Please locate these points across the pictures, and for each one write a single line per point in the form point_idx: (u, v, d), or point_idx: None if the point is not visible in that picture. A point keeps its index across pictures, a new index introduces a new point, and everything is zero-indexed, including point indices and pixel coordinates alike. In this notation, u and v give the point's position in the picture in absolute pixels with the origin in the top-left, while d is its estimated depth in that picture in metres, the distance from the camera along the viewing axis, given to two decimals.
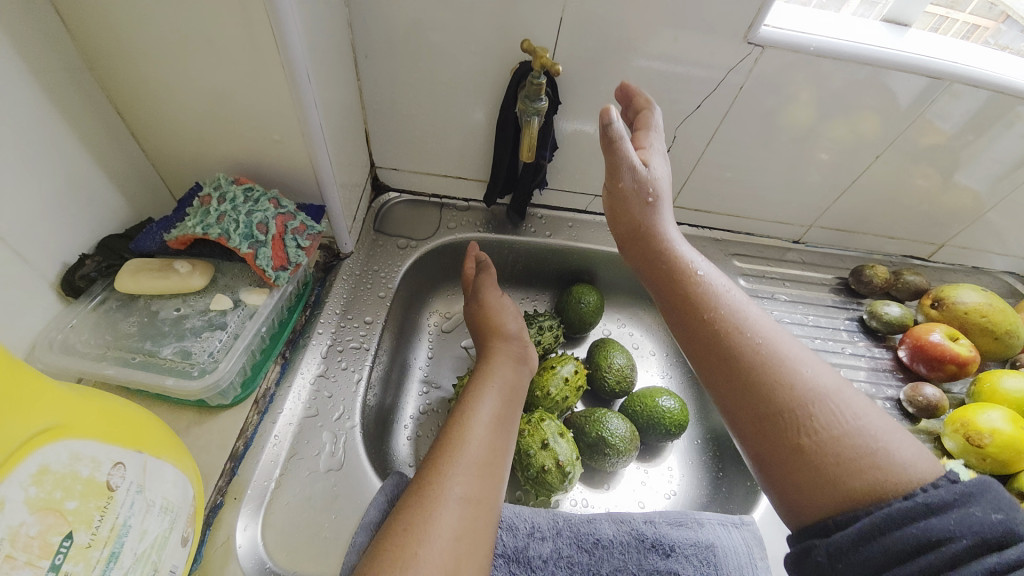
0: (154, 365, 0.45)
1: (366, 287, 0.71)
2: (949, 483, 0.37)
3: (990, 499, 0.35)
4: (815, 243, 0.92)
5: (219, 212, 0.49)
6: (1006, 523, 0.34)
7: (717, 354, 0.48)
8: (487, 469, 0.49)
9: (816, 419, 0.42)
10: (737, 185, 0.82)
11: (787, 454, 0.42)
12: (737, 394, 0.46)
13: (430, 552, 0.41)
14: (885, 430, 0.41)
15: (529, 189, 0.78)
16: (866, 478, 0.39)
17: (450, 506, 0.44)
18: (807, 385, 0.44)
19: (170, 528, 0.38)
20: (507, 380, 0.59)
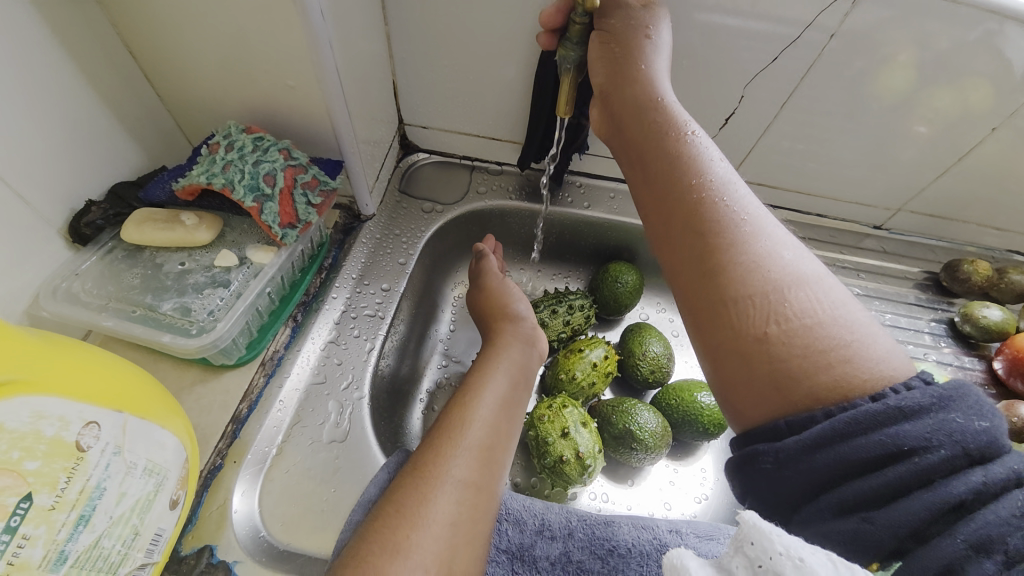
0: (152, 320, 0.43)
1: (386, 251, 0.67)
2: (926, 383, 0.31)
3: (967, 402, 0.31)
4: (900, 230, 0.78)
5: (225, 161, 0.46)
6: (991, 430, 0.30)
7: (690, 227, 0.41)
8: (488, 453, 0.44)
9: (789, 305, 0.36)
10: (812, 158, 0.70)
11: (744, 344, 0.37)
12: (701, 266, 0.40)
13: (423, 538, 0.37)
14: (862, 323, 0.36)
15: (569, 154, 0.70)
16: (834, 382, 0.33)
17: (449, 490, 0.40)
18: (785, 267, 0.38)
19: (155, 492, 0.37)
20: (513, 361, 0.53)
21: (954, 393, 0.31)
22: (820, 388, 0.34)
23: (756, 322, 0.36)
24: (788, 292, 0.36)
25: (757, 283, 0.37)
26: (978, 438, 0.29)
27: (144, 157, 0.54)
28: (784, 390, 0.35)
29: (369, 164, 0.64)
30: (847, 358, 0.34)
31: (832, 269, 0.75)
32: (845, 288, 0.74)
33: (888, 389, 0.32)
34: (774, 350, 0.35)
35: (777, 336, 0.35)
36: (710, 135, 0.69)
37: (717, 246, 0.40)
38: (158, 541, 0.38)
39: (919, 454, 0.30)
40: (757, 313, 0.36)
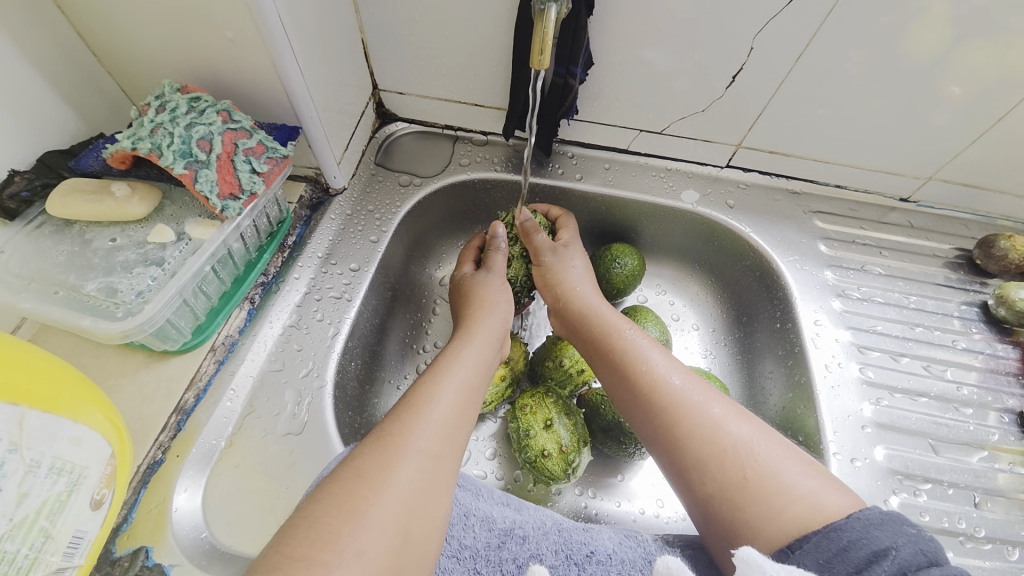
0: (76, 301, 0.40)
1: (358, 227, 0.62)
2: (866, 523, 0.34)
3: (898, 527, 0.34)
4: (930, 203, 0.70)
5: (153, 123, 0.42)
6: (919, 537, 0.34)
7: (664, 433, 0.44)
8: (454, 428, 0.40)
9: (751, 502, 0.38)
10: (832, 124, 0.62)
11: (727, 492, 0.39)
12: (678, 474, 0.43)
13: (383, 505, 0.34)
14: (784, 457, 0.40)
15: (553, 119, 0.64)
16: (808, 510, 0.37)
17: (412, 458, 0.37)
18: (734, 443, 0.41)
19: (68, 492, 0.34)
20: (481, 349, 0.49)
21: (891, 520, 0.34)
22: (794, 527, 0.36)
23: (752, 506, 0.38)
24: (738, 437, 0.41)
25: (733, 460, 0.40)
26: (927, 555, 0.33)
27: (82, 125, 0.49)
28: (756, 517, 0.38)
29: (337, 132, 0.58)
30: (776, 473, 0.39)
31: (852, 247, 0.68)
32: (866, 267, 0.67)
33: (842, 522, 0.35)
34: (761, 515, 0.38)
35: (754, 482, 0.39)
36: (714, 96, 0.61)
37: (696, 431, 0.42)
38: (79, 544, 0.35)
39: (885, 560, 0.33)
40: (717, 442, 0.41)
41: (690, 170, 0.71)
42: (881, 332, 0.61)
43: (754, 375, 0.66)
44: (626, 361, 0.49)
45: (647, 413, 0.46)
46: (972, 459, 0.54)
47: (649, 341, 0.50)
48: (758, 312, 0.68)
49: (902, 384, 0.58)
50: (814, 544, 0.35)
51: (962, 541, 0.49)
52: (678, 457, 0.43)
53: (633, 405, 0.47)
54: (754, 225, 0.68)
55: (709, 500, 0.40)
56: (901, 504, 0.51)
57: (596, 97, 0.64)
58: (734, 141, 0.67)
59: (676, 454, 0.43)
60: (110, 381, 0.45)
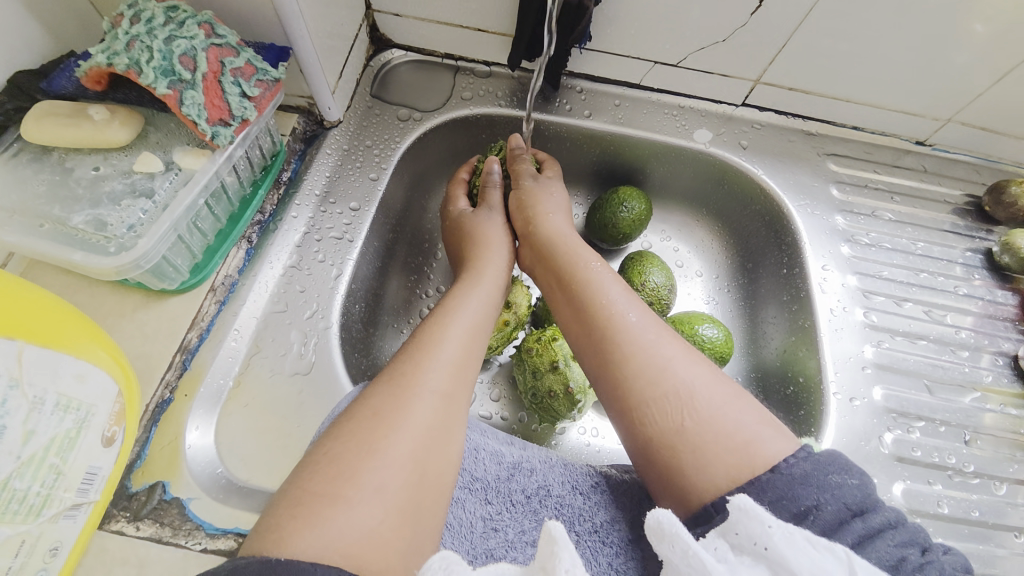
0: (63, 235, 0.37)
1: (356, 164, 0.58)
2: (834, 469, 0.35)
3: (860, 474, 0.36)
4: (945, 147, 0.68)
5: (129, 35, 0.37)
6: (877, 486, 0.36)
7: (613, 376, 0.44)
8: (465, 366, 0.40)
9: (692, 445, 0.39)
10: (859, 58, 0.58)
11: (669, 435, 0.40)
12: (619, 414, 0.43)
13: (399, 439, 0.34)
14: (734, 403, 0.40)
15: (565, 48, 0.59)
16: (748, 453, 0.37)
17: (424, 395, 0.37)
18: (679, 388, 0.41)
19: (77, 429, 0.33)
20: (490, 292, 0.48)
21: (854, 467, 0.36)
22: (729, 468, 0.37)
23: (690, 447, 0.39)
24: (680, 381, 0.41)
25: (673, 404, 0.40)
26: (896, 516, 0.34)
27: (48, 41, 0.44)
28: (692, 460, 0.38)
29: (330, 57, 0.54)
30: (720, 420, 0.39)
31: (864, 191, 0.67)
32: (876, 213, 0.66)
33: (786, 464, 0.36)
34: (698, 457, 0.38)
35: (693, 428, 0.39)
36: (738, 23, 0.56)
37: (647, 376, 0.42)
38: (93, 479, 0.35)
39: (845, 504, 0.35)
40: (659, 385, 0.41)
41: (705, 108, 0.68)
42: (887, 278, 0.61)
43: (757, 320, 0.67)
44: (587, 306, 0.48)
45: (597, 354, 0.46)
46: (964, 400, 0.56)
47: (614, 285, 0.49)
48: (764, 259, 0.67)
49: (903, 327, 0.59)
50: (765, 484, 0.36)
51: (950, 476, 0.52)
52: (624, 399, 0.43)
53: (586, 346, 0.47)
54: (768, 168, 0.66)
55: (647, 441, 0.41)
56: (895, 441, 0.53)
57: (611, 23, 0.59)
58: (754, 76, 0.63)
59: (618, 396, 0.43)
60: (108, 320, 0.44)
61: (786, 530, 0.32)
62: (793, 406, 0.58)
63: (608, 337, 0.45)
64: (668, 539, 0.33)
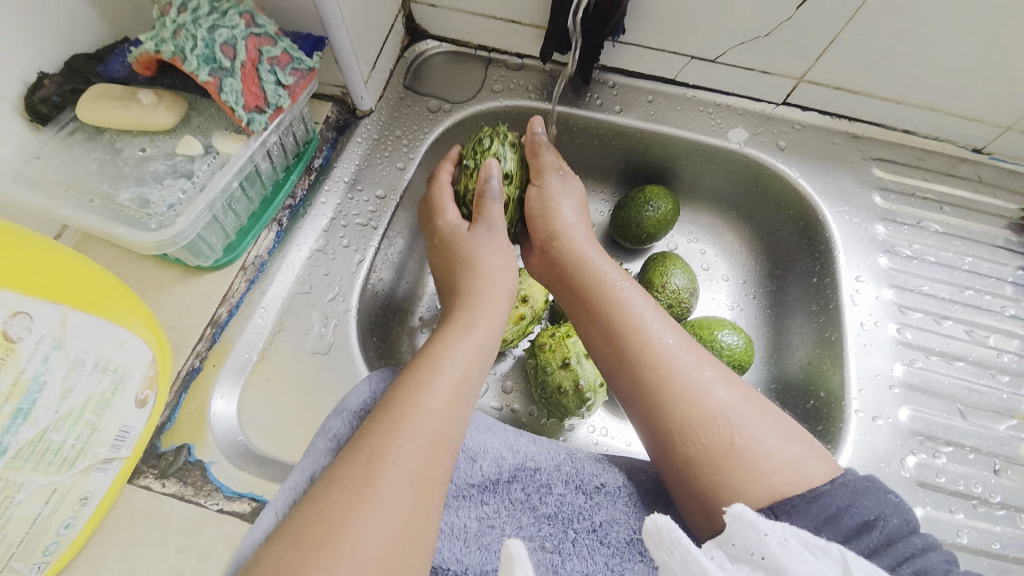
0: (110, 210, 0.40)
1: (384, 153, 0.60)
2: (857, 490, 0.36)
3: (884, 497, 0.37)
4: (1005, 157, 0.63)
5: (176, 25, 0.40)
6: (902, 509, 0.36)
7: (649, 402, 0.44)
8: (454, 401, 0.38)
9: (736, 468, 0.39)
10: (912, 59, 0.55)
11: (713, 457, 0.40)
12: (661, 441, 0.43)
13: (387, 487, 0.33)
14: (767, 425, 0.41)
15: (598, 41, 0.58)
16: (793, 476, 0.38)
17: (412, 438, 0.35)
18: (720, 409, 0.41)
19: (112, 390, 0.36)
20: (483, 325, 0.45)
21: (878, 489, 0.37)
22: (776, 494, 0.37)
23: (733, 471, 0.39)
24: (721, 403, 0.42)
25: (720, 426, 0.41)
26: (908, 523, 0.36)
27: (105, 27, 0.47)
28: (741, 483, 0.38)
29: (365, 46, 0.55)
30: (759, 440, 0.40)
31: (910, 201, 0.63)
32: (921, 224, 0.62)
33: (828, 488, 0.37)
34: (747, 478, 0.38)
35: (742, 447, 0.40)
36: (784, 17, 0.54)
37: (687, 400, 0.42)
38: (125, 437, 0.38)
39: (873, 528, 0.35)
40: (703, 407, 0.42)
41: (742, 107, 0.65)
42: (926, 293, 0.58)
43: (781, 330, 0.65)
44: (615, 326, 0.47)
45: (628, 380, 0.45)
46: (999, 427, 0.53)
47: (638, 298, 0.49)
48: (794, 267, 0.65)
49: (939, 347, 0.56)
50: (801, 509, 0.36)
51: (975, 505, 0.49)
52: (660, 428, 0.43)
53: (616, 372, 0.46)
54: (804, 172, 0.63)
55: (688, 464, 0.41)
56: (917, 464, 0.50)
57: (647, 16, 0.57)
58: (796, 75, 0.60)
59: (655, 422, 0.43)
60: (148, 292, 0.47)
61: (781, 536, 0.32)
62: (811, 420, 0.56)
63: (641, 358, 0.45)
64: (667, 544, 0.33)
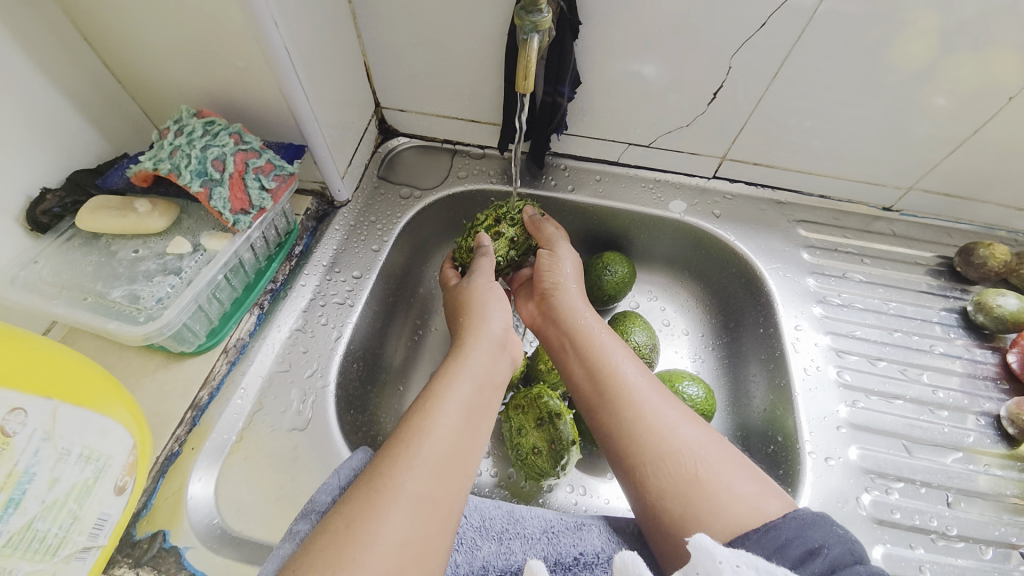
0: (102, 307, 0.44)
1: (360, 237, 0.66)
2: (802, 519, 0.40)
3: (832, 529, 0.40)
4: (913, 211, 0.72)
5: (173, 146, 0.46)
6: (848, 541, 0.39)
7: (626, 438, 0.48)
8: (464, 435, 0.42)
9: (701, 498, 0.43)
10: (812, 136, 0.65)
11: (682, 490, 0.44)
12: (634, 472, 0.47)
13: (394, 517, 0.36)
14: (727, 462, 0.45)
15: (545, 135, 0.67)
16: (751, 509, 0.42)
17: (418, 468, 0.39)
18: (686, 444, 0.46)
19: (94, 478, 0.38)
20: (483, 361, 0.49)
21: (824, 521, 0.40)
22: (738, 524, 0.41)
23: (700, 503, 0.43)
24: (688, 439, 0.46)
25: (686, 459, 0.45)
26: (852, 553, 0.38)
27: (107, 145, 0.54)
28: (706, 515, 0.42)
29: (341, 148, 0.62)
30: (720, 474, 0.44)
31: (835, 255, 0.70)
32: (848, 274, 0.69)
33: (779, 521, 0.40)
34: (709, 508, 0.42)
35: (704, 479, 0.44)
36: (698, 110, 0.64)
37: (657, 436, 0.47)
38: (103, 525, 0.39)
39: (818, 556, 0.38)
40: (669, 442, 0.46)
41: (679, 181, 0.74)
42: (861, 337, 0.64)
43: (739, 379, 0.69)
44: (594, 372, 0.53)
45: (608, 419, 0.50)
46: (946, 460, 0.56)
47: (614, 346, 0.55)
48: (744, 318, 0.70)
49: (879, 387, 0.60)
50: (754, 541, 0.39)
51: (933, 539, 0.51)
52: (636, 463, 0.47)
53: (597, 410, 0.51)
54: (739, 234, 0.71)
55: (659, 497, 0.45)
56: (873, 502, 0.53)
57: (585, 111, 0.67)
58: (719, 153, 0.70)
59: (629, 457, 0.47)
60: (131, 379, 0.49)
61: (734, 567, 0.35)
62: (773, 465, 0.59)
63: (617, 396, 0.50)
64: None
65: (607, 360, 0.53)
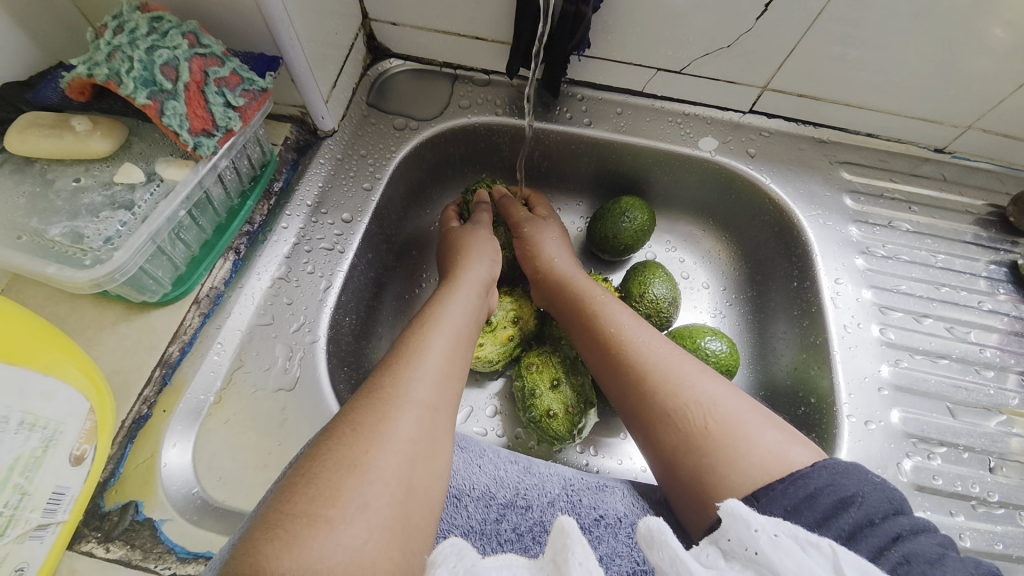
0: (40, 247, 0.37)
1: (349, 174, 0.57)
2: (831, 468, 0.36)
3: (864, 478, 0.35)
4: (968, 154, 0.64)
5: (111, 46, 0.37)
6: (886, 493, 0.35)
7: (638, 390, 0.45)
8: (455, 354, 0.44)
9: (717, 448, 0.39)
10: (864, 67, 0.55)
11: (692, 444, 0.40)
12: (646, 422, 0.44)
13: (403, 419, 0.36)
14: (744, 414, 0.41)
15: (563, 55, 0.58)
16: (770, 455, 0.37)
17: (421, 378, 0.39)
18: (699, 396, 0.42)
19: (43, 449, 0.32)
20: (471, 298, 0.50)
21: (855, 469, 0.36)
22: (758, 474, 0.37)
23: (714, 455, 0.39)
24: (701, 393, 0.42)
25: (695, 411, 0.41)
26: (891, 502, 0.34)
27: (39, 53, 0.44)
28: (722, 465, 0.38)
29: (323, 66, 0.53)
30: (737, 423, 0.40)
31: (879, 201, 0.63)
32: (893, 223, 0.62)
33: (807, 470, 0.36)
34: (726, 458, 0.38)
35: (717, 431, 0.40)
36: (743, 29, 0.54)
37: (671, 384, 0.44)
38: (60, 500, 0.34)
39: (851, 506, 0.34)
40: (680, 395, 0.43)
41: (711, 116, 0.65)
42: (904, 292, 0.58)
43: (765, 335, 0.64)
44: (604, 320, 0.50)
45: (614, 377, 0.48)
46: (989, 424, 0.52)
47: (620, 304, 0.52)
48: (773, 271, 0.64)
49: (923, 346, 0.55)
50: (780, 491, 0.35)
51: (973, 506, 0.48)
52: (647, 419, 0.44)
53: (604, 366, 0.49)
54: (775, 176, 0.63)
55: (674, 451, 0.41)
56: (914, 468, 0.49)
57: (608, 30, 0.57)
58: (761, 83, 0.60)
59: (642, 409, 0.45)
60: (88, 333, 0.43)
61: (772, 531, 0.31)
62: (803, 427, 0.55)
63: (627, 342, 0.48)
64: (658, 547, 0.32)
65: (614, 313, 0.51)
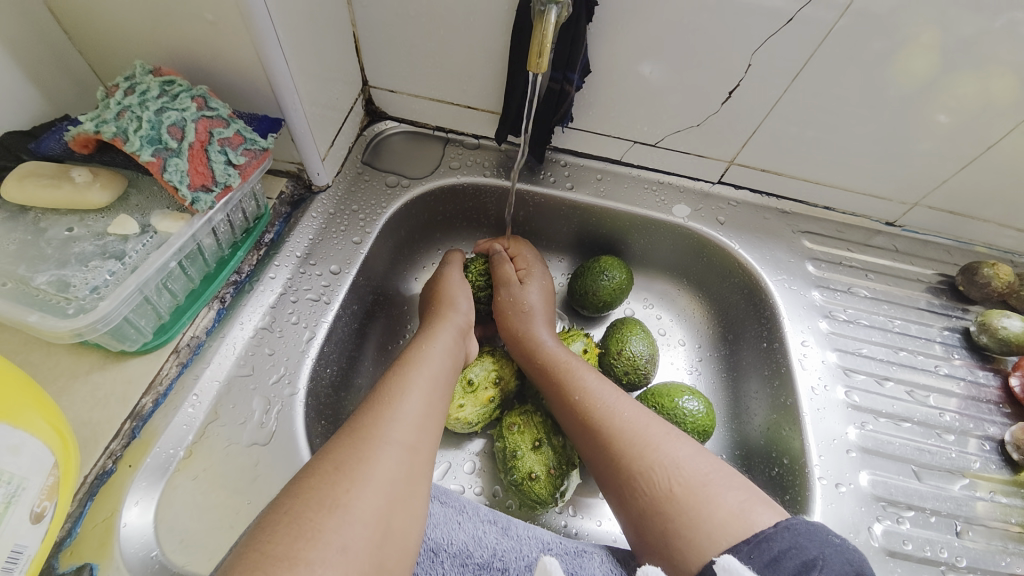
0: (25, 295, 0.37)
1: (340, 227, 0.59)
2: (795, 528, 0.36)
3: (826, 537, 0.36)
4: (915, 228, 0.70)
5: (121, 106, 0.39)
6: (847, 554, 0.36)
7: (610, 447, 0.46)
8: (437, 399, 0.44)
9: (682, 509, 0.39)
10: (822, 146, 0.61)
11: (656, 507, 0.41)
12: (617, 479, 0.44)
13: (382, 460, 0.36)
14: (710, 475, 0.41)
15: (548, 126, 0.62)
16: (732, 517, 0.38)
17: (406, 423, 0.39)
18: (667, 455, 0.43)
19: (5, 505, 0.31)
20: (449, 343, 0.51)
21: (818, 530, 0.36)
22: (721, 536, 0.37)
23: (678, 516, 0.39)
24: (668, 451, 0.43)
25: (663, 470, 0.42)
26: (852, 565, 0.35)
27: (45, 104, 0.46)
28: (688, 527, 0.39)
29: (322, 127, 0.56)
30: (702, 482, 0.41)
31: (839, 268, 0.68)
32: (852, 289, 0.66)
33: (771, 532, 0.36)
34: (690, 520, 0.39)
35: (682, 492, 0.40)
36: (710, 111, 0.60)
37: (640, 443, 0.44)
38: (18, 559, 0.32)
39: (814, 569, 0.35)
40: (646, 456, 0.43)
41: (684, 185, 0.70)
42: (866, 355, 0.61)
43: (738, 394, 0.66)
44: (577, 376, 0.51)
45: (584, 433, 0.49)
46: (954, 487, 0.54)
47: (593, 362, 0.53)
48: (744, 331, 0.67)
49: (886, 409, 0.58)
50: (747, 553, 0.36)
51: (944, 571, 0.49)
52: (616, 478, 0.45)
53: (575, 423, 0.50)
54: (743, 242, 0.68)
55: (642, 512, 0.42)
56: (885, 532, 0.51)
57: (589, 106, 0.62)
58: (727, 158, 0.66)
59: (613, 467, 0.45)
60: (57, 382, 0.42)
61: None
62: (778, 489, 0.56)
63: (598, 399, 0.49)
64: None
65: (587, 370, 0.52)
